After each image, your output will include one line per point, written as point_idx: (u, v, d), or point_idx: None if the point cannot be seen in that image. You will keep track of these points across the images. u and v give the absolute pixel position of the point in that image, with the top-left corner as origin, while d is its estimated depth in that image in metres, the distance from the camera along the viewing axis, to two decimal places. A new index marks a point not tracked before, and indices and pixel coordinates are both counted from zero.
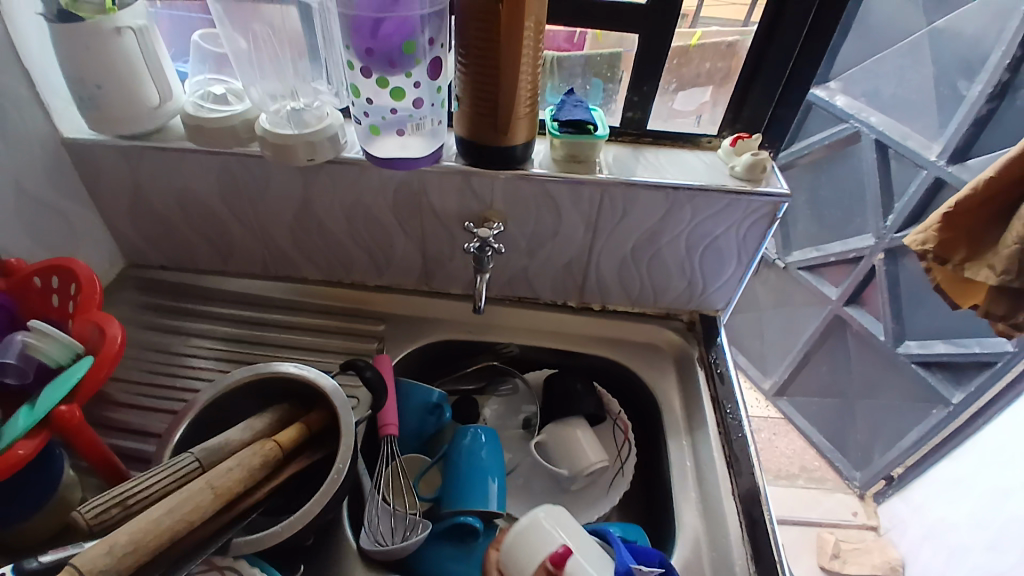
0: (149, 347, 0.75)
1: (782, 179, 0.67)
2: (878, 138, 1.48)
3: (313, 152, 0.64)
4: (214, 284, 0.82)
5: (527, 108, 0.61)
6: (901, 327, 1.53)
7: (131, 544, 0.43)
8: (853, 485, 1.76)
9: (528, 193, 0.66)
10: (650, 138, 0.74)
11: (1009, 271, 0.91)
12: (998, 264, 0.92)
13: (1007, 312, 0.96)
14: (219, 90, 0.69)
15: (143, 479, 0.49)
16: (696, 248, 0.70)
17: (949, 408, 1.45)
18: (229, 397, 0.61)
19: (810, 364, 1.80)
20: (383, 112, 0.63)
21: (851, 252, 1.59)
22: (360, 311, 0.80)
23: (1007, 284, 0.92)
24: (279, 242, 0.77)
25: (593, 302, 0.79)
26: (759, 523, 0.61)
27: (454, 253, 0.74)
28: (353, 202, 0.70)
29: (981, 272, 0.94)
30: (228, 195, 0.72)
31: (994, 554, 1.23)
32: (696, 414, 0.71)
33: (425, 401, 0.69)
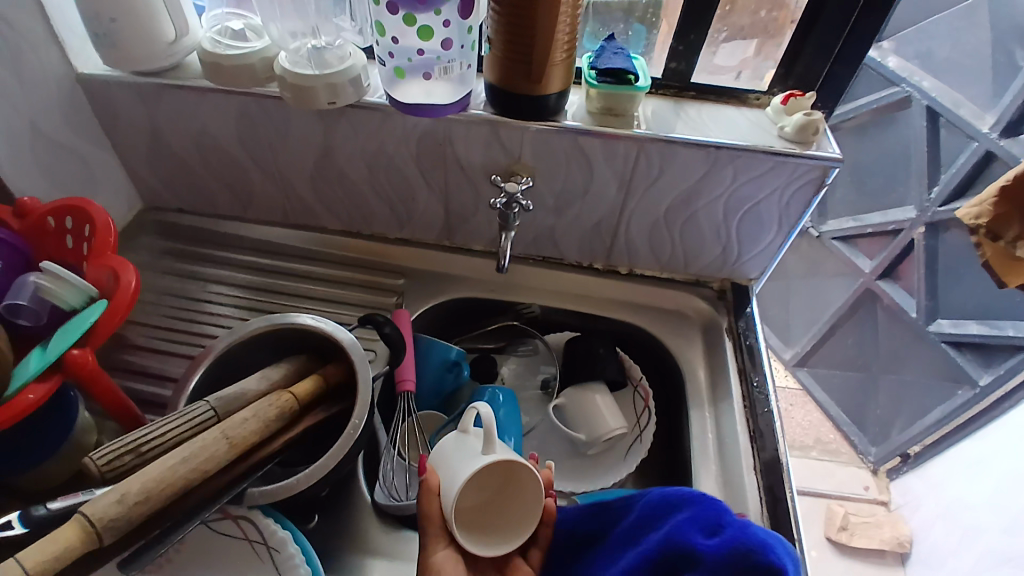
0: (166, 291, 0.74)
1: (834, 143, 0.62)
2: (930, 104, 1.39)
3: (334, 95, 0.61)
4: (232, 230, 0.81)
5: (563, 53, 0.56)
6: (933, 304, 1.48)
7: (144, 493, 0.43)
8: (867, 459, 1.74)
9: (559, 146, 0.62)
10: (693, 91, 0.69)
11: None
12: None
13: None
14: (238, 26, 0.65)
15: (157, 426, 0.48)
16: (734, 213, 0.66)
17: (976, 390, 1.43)
18: (246, 347, 0.60)
19: (834, 337, 1.76)
20: (409, 54, 0.59)
21: (890, 224, 1.53)
22: (381, 264, 0.78)
23: None
24: (298, 189, 0.74)
25: (620, 265, 0.75)
26: (780, 499, 0.59)
27: (478, 209, 0.71)
28: (376, 149, 0.67)
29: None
30: (246, 138, 0.69)
31: (1007, 537, 1.22)
32: (720, 385, 0.68)
33: (443, 357, 0.67)
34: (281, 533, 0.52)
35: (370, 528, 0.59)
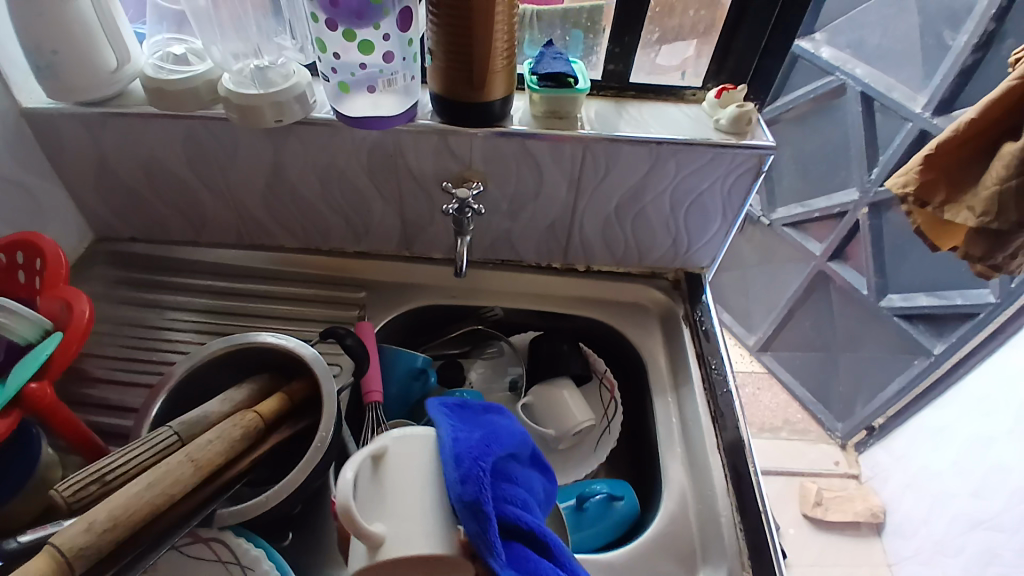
0: (123, 321, 0.73)
1: (767, 132, 0.65)
2: (864, 90, 1.46)
3: (280, 113, 0.61)
4: (187, 255, 0.80)
5: (503, 61, 0.58)
6: (883, 281, 1.54)
7: (112, 521, 0.42)
8: (835, 436, 1.79)
9: (507, 150, 0.64)
10: (633, 91, 0.71)
11: (989, 213, 0.89)
12: (978, 206, 0.90)
13: (984, 254, 0.95)
14: (179, 51, 0.65)
15: (120, 454, 0.48)
16: (681, 204, 0.69)
17: (931, 358, 1.48)
18: (209, 369, 0.60)
19: (793, 320, 1.83)
20: (352, 68, 0.60)
21: (835, 207, 1.59)
22: (341, 278, 0.79)
23: (985, 226, 0.90)
24: (253, 208, 0.74)
25: (578, 263, 0.77)
26: (745, 475, 0.61)
27: (433, 217, 0.72)
28: (327, 164, 0.67)
29: (961, 215, 0.92)
30: (196, 161, 0.69)
31: (977, 501, 1.28)
32: (681, 371, 0.71)
33: (410, 366, 0.68)
34: (255, 551, 0.52)
35: None
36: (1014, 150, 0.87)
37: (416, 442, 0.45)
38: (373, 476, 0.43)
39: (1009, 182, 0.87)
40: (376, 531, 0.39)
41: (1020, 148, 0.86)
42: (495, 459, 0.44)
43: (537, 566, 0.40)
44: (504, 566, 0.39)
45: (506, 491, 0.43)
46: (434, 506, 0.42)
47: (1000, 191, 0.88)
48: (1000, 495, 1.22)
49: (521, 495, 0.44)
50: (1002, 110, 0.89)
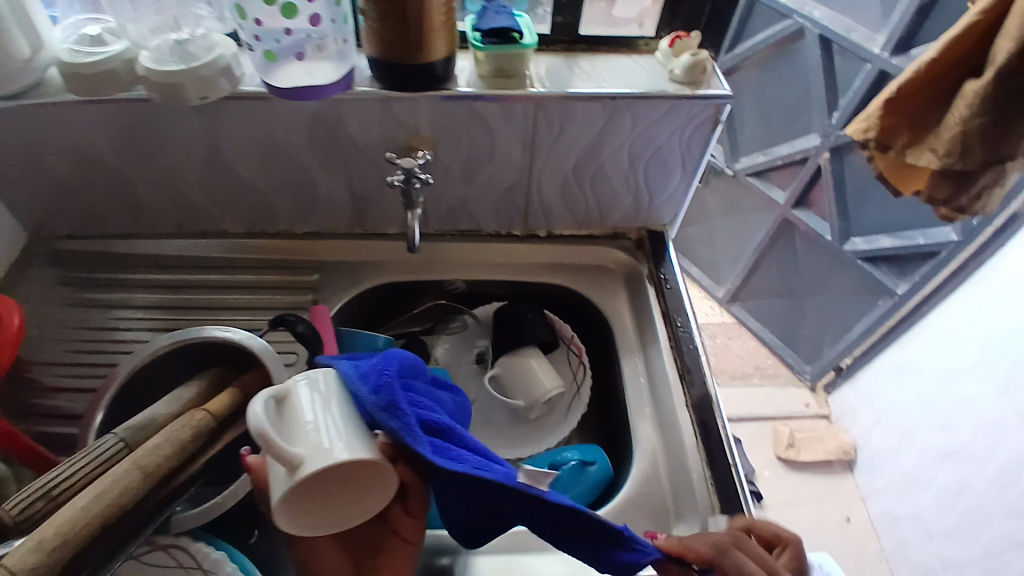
0: (63, 324, 0.68)
1: (722, 81, 0.63)
2: (822, 33, 1.43)
3: (205, 89, 0.56)
4: (127, 247, 0.75)
5: (441, 17, 0.54)
6: (846, 225, 1.56)
7: (61, 537, 0.39)
8: (804, 378, 1.84)
9: (454, 114, 0.61)
10: (584, 44, 0.68)
11: (953, 153, 0.89)
12: (940, 147, 0.91)
13: (949, 195, 0.97)
14: (94, 30, 0.58)
15: (64, 468, 0.45)
16: (639, 159, 0.67)
17: (895, 298, 1.50)
18: (156, 367, 0.57)
19: (760, 269, 1.85)
20: (276, 35, 0.56)
21: (797, 153, 1.59)
22: (293, 260, 0.75)
23: (948, 166, 0.90)
24: (189, 193, 0.70)
25: (538, 228, 0.75)
26: (712, 428, 0.61)
27: (383, 189, 0.69)
28: (264, 140, 0.63)
29: (921, 158, 0.93)
30: (120, 147, 0.64)
31: (944, 434, 1.34)
32: (648, 331, 0.70)
33: (371, 346, 0.66)
34: (218, 554, 0.50)
35: None
36: (977, 87, 0.85)
37: (321, 376, 0.41)
38: (278, 415, 0.39)
39: (973, 121, 0.86)
40: (295, 455, 0.36)
41: (982, 86, 0.84)
42: (399, 366, 0.45)
43: (458, 452, 0.41)
44: (430, 451, 0.40)
45: (414, 398, 0.44)
46: (351, 425, 0.39)
47: (963, 131, 0.87)
48: (967, 431, 1.27)
49: (427, 402, 0.45)
50: (962, 47, 0.86)
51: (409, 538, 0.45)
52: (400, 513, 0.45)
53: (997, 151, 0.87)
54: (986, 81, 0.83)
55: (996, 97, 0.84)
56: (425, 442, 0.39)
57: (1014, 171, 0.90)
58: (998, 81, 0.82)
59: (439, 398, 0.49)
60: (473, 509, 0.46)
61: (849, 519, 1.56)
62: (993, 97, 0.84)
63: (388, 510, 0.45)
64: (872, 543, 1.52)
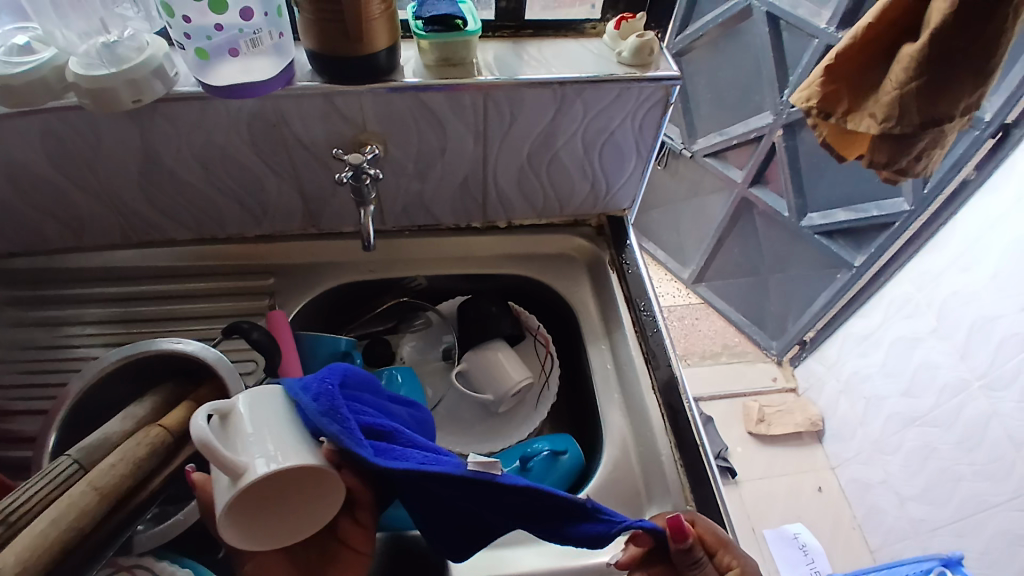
0: (10, 344, 0.65)
1: (671, 62, 0.63)
2: (769, 11, 1.44)
3: (138, 92, 0.54)
4: (67, 262, 0.71)
5: (380, 5, 0.52)
6: (803, 202, 1.60)
7: (21, 564, 0.37)
8: (771, 354, 1.88)
9: (401, 107, 0.59)
10: (531, 29, 0.67)
11: (890, 119, 0.85)
12: (878, 113, 0.86)
13: (889, 159, 0.92)
14: (21, 39, 0.55)
15: (19, 494, 0.42)
16: (593, 146, 0.66)
17: (853, 271, 1.55)
18: (108, 385, 0.55)
19: (723, 249, 1.88)
20: (207, 31, 0.53)
21: (752, 132, 1.61)
22: (246, 266, 0.73)
23: (886, 132, 0.86)
24: (129, 202, 0.66)
25: (498, 220, 0.74)
26: (679, 409, 0.61)
27: (334, 188, 0.67)
28: (204, 143, 0.61)
29: (863, 123, 0.89)
30: (51, 159, 0.60)
31: (909, 400, 1.38)
32: (612, 316, 0.70)
33: (333, 350, 0.65)
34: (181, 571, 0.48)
35: None
36: (913, 51, 0.80)
37: (263, 390, 0.42)
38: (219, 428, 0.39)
39: (910, 84, 0.82)
40: (237, 464, 0.36)
41: (918, 49, 0.80)
42: (345, 376, 0.46)
43: (401, 452, 0.43)
44: (370, 453, 0.41)
45: (359, 405, 0.45)
46: (293, 433, 0.40)
47: (900, 95, 0.83)
48: (931, 397, 1.32)
49: (372, 409, 0.46)
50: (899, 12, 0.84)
51: (362, 548, 0.45)
52: (350, 524, 0.45)
53: (933, 112, 0.84)
54: (922, 44, 0.79)
55: (933, 61, 0.80)
56: (364, 445, 0.41)
57: (953, 132, 0.89)
58: (934, 42, 0.78)
59: (391, 407, 0.50)
60: (427, 507, 0.46)
61: (820, 488, 1.60)
62: (929, 60, 0.80)
63: (336, 522, 0.45)
64: (845, 510, 1.56)
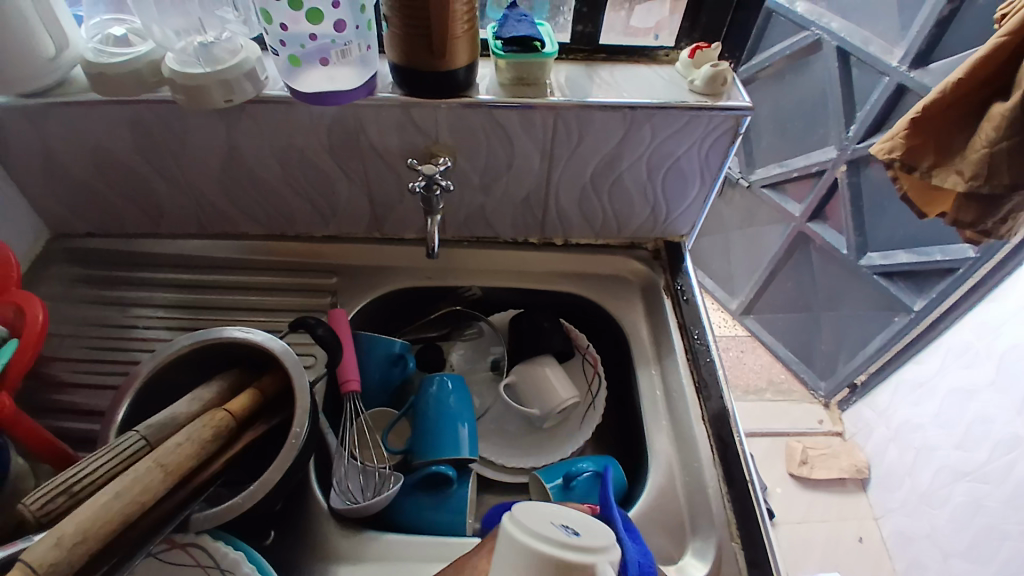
0: (86, 321, 0.70)
1: (743, 92, 0.63)
2: (840, 45, 1.43)
3: (230, 92, 0.57)
4: (145, 247, 0.76)
5: (464, 24, 0.54)
6: (862, 239, 1.55)
7: (82, 533, 0.40)
8: (818, 395, 1.82)
9: (475, 122, 0.61)
10: (604, 53, 0.68)
11: (978, 176, 0.91)
12: (967, 170, 0.92)
13: (974, 219, 0.98)
14: (119, 31, 0.60)
15: (87, 463, 0.45)
16: (658, 170, 0.67)
17: (911, 314, 1.48)
18: (176, 367, 0.57)
19: (775, 282, 1.84)
20: (302, 40, 0.56)
21: (814, 166, 1.58)
22: (310, 264, 0.75)
23: (974, 189, 0.92)
24: (210, 196, 0.70)
25: (556, 237, 0.75)
26: (730, 442, 0.60)
27: (402, 195, 0.69)
28: (286, 145, 0.64)
29: (948, 179, 0.95)
30: (146, 151, 0.65)
31: (963, 453, 1.30)
32: (664, 342, 0.70)
33: (387, 351, 0.66)
34: (235, 553, 0.50)
35: (331, 535, 0.57)
36: (1004, 110, 0.87)
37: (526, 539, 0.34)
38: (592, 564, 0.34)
39: (1000, 144, 0.88)
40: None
41: (1008, 109, 0.86)
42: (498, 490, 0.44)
43: None
44: None
45: None
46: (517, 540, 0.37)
47: (989, 153, 0.89)
48: (984, 448, 1.25)
49: None
50: (989, 72, 0.89)
51: None
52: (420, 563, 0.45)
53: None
54: (1013, 104, 0.85)
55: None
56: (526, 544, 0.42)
57: None
58: None
59: None
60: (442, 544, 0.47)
61: (861, 538, 1.53)
62: (1017, 121, 0.86)
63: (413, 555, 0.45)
64: (888, 565, 1.49)
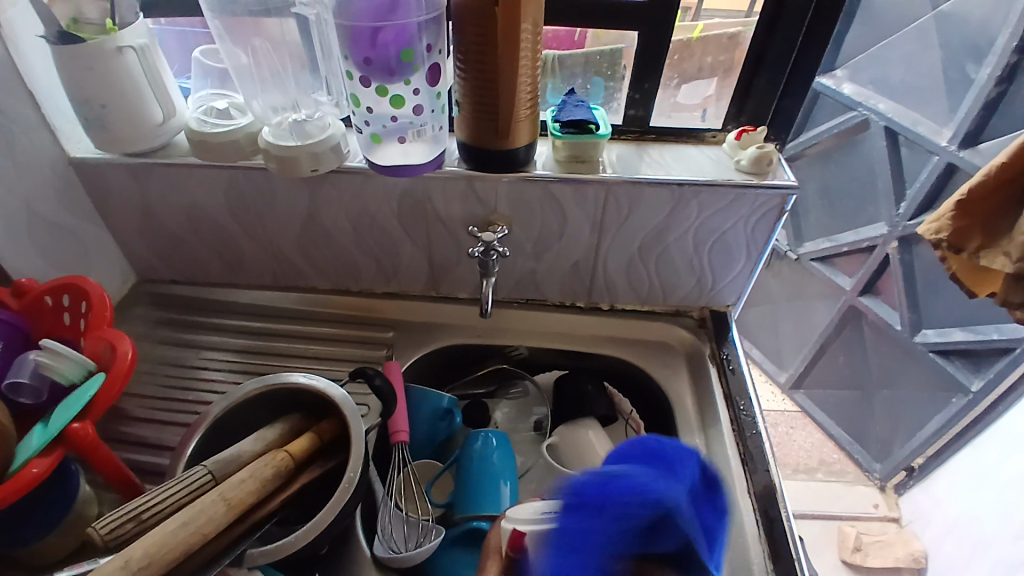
0: (162, 360, 0.76)
1: (789, 172, 0.66)
2: (888, 125, 1.45)
3: (317, 162, 0.64)
4: (222, 296, 0.83)
5: (527, 110, 0.60)
6: (916, 316, 1.51)
7: (146, 558, 0.43)
8: (873, 477, 1.73)
9: (531, 194, 0.66)
10: (654, 134, 0.73)
11: None
12: (1014, 251, 0.93)
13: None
14: (222, 105, 0.68)
15: (157, 492, 0.49)
16: (704, 244, 0.69)
17: (968, 396, 1.42)
18: (242, 409, 0.62)
19: (825, 357, 1.79)
20: (384, 120, 0.63)
21: (863, 242, 1.58)
22: (369, 318, 0.80)
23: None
24: (286, 252, 0.77)
25: (602, 302, 0.78)
26: (776, 521, 0.60)
27: (460, 259, 0.74)
28: (358, 209, 0.70)
29: (997, 260, 0.95)
30: (235, 209, 0.72)
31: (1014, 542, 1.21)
32: (709, 412, 0.70)
33: (435, 407, 0.69)
34: None
35: None
36: None
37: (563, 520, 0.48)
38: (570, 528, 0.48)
39: None
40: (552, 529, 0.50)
41: None
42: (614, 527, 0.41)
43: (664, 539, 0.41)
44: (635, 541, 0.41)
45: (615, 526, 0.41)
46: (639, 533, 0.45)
47: None
48: None
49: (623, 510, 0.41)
50: None
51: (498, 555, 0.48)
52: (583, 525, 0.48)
53: None
54: None
55: None
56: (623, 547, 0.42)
57: None
58: None
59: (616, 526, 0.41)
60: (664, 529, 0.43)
61: None
62: None
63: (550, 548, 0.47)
64: None
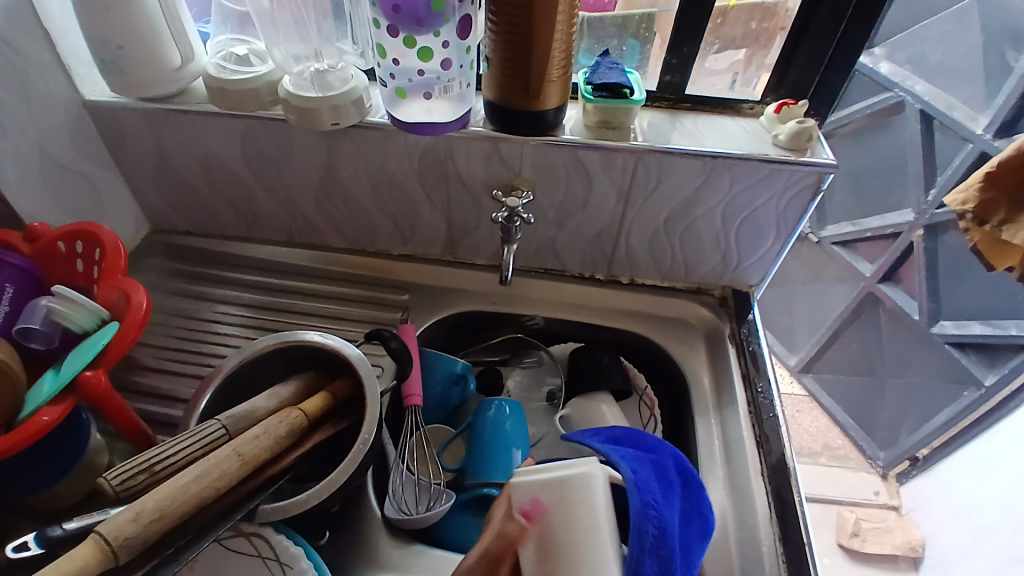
0: (175, 312, 0.75)
1: (828, 150, 0.63)
2: (924, 108, 1.41)
3: (337, 116, 0.62)
4: (236, 250, 0.81)
5: (558, 70, 0.57)
6: (935, 307, 1.48)
7: (158, 511, 0.43)
8: (875, 465, 1.74)
9: (558, 159, 0.63)
10: (688, 103, 0.70)
11: None
12: None
13: None
14: (241, 51, 0.66)
15: (170, 445, 0.49)
16: (732, 220, 0.67)
17: (982, 390, 1.43)
18: (254, 364, 0.61)
19: (838, 344, 1.76)
20: (410, 74, 0.60)
21: (889, 227, 1.54)
22: (384, 279, 0.79)
23: None
24: (303, 208, 0.75)
25: (621, 275, 0.76)
26: (790, 504, 0.59)
27: (480, 223, 0.73)
28: (379, 167, 0.68)
29: (1020, 234, 0.91)
30: (252, 162, 0.71)
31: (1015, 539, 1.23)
32: (726, 392, 0.69)
33: (449, 371, 0.68)
34: (295, 549, 0.53)
35: (381, 544, 0.59)
36: None
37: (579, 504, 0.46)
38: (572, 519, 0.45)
39: None
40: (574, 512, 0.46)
41: None
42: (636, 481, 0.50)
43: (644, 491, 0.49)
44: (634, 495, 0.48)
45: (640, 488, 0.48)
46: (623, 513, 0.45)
47: None
48: None
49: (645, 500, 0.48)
50: None
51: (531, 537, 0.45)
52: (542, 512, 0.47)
53: None
54: None
55: None
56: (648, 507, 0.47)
57: None
58: None
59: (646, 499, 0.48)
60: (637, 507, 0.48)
61: None
62: None
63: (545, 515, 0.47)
64: None
